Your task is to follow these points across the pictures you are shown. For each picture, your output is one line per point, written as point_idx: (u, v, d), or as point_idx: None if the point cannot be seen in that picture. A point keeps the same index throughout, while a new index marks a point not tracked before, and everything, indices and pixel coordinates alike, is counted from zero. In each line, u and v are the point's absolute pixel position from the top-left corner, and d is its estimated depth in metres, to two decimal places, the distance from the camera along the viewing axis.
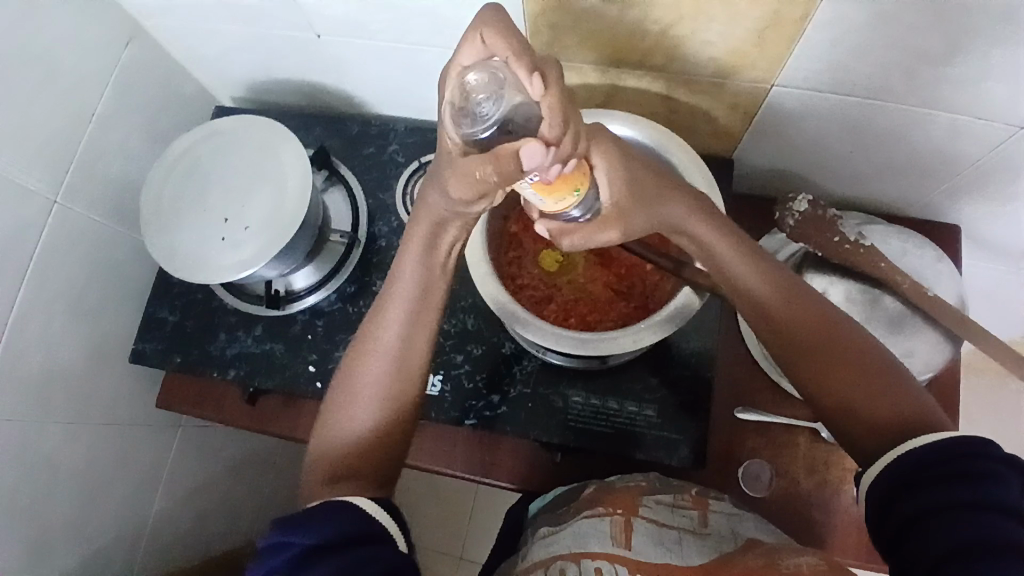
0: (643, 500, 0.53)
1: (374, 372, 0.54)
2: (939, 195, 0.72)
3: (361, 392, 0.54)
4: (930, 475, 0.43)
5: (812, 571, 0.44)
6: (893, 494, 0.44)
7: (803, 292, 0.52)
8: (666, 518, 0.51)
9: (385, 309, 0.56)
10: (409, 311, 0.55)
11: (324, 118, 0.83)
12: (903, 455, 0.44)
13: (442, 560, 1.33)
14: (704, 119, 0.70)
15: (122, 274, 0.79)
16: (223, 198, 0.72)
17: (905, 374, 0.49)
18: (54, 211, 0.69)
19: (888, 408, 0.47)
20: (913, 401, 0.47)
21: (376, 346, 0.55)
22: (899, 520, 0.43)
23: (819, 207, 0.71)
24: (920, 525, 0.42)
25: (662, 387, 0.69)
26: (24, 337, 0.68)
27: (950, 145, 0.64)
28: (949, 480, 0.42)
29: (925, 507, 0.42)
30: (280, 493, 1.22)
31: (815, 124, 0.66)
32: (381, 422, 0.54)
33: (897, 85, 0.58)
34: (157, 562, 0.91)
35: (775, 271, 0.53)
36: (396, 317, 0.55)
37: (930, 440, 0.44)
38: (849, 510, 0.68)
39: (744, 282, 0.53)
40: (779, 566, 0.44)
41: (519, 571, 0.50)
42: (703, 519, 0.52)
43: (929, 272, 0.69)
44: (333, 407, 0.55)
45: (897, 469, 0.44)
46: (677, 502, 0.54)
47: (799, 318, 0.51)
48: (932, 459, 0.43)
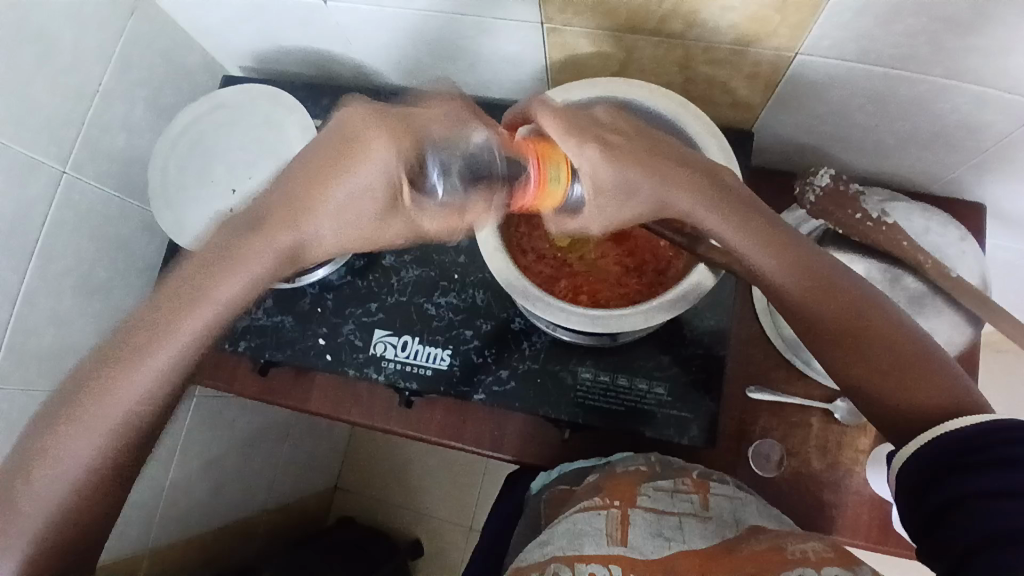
0: (642, 488, 0.52)
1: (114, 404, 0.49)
2: (966, 169, 0.69)
3: (86, 423, 0.48)
4: (960, 463, 0.43)
5: (817, 558, 0.43)
6: (923, 481, 0.44)
7: (822, 279, 0.51)
8: (666, 505, 0.50)
9: (128, 366, 0.49)
10: (158, 374, 0.50)
11: (331, 89, 0.82)
12: (931, 442, 0.44)
13: (453, 528, 1.35)
14: (723, 90, 0.67)
15: (131, 247, 0.79)
16: (229, 169, 0.72)
17: (939, 358, 0.48)
18: (62, 183, 0.69)
19: (919, 395, 0.47)
20: (946, 386, 0.46)
21: (102, 409, 0.49)
22: (932, 509, 0.43)
23: (841, 182, 0.69)
24: (949, 517, 0.42)
25: (673, 365, 0.68)
26: (36, 311, 0.68)
27: (978, 118, 0.61)
28: (985, 467, 0.42)
29: (954, 496, 0.42)
30: (292, 464, 1.25)
31: (838, 95, 0.63)
32: (72, 510, 0.48)
33: (924, 54, 0.55)
34: (169, 529, 0.96)
35: (793, 247, 0.52)
36: (144, 377, 0.49)
37: (960, 425, 0.44)
38: (861, 491, 0.68)
39: (754, 260, 0.53)
40: (784, 550, 0.44)
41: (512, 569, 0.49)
42: (704, 504, 0.51)
43: (952, 252, 0.67)
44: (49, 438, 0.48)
45: (927, 457, 0.44)
46: (677, 487, 0.53)
47: (820, 294, 0.50)
48: (965, 445, 0.43)
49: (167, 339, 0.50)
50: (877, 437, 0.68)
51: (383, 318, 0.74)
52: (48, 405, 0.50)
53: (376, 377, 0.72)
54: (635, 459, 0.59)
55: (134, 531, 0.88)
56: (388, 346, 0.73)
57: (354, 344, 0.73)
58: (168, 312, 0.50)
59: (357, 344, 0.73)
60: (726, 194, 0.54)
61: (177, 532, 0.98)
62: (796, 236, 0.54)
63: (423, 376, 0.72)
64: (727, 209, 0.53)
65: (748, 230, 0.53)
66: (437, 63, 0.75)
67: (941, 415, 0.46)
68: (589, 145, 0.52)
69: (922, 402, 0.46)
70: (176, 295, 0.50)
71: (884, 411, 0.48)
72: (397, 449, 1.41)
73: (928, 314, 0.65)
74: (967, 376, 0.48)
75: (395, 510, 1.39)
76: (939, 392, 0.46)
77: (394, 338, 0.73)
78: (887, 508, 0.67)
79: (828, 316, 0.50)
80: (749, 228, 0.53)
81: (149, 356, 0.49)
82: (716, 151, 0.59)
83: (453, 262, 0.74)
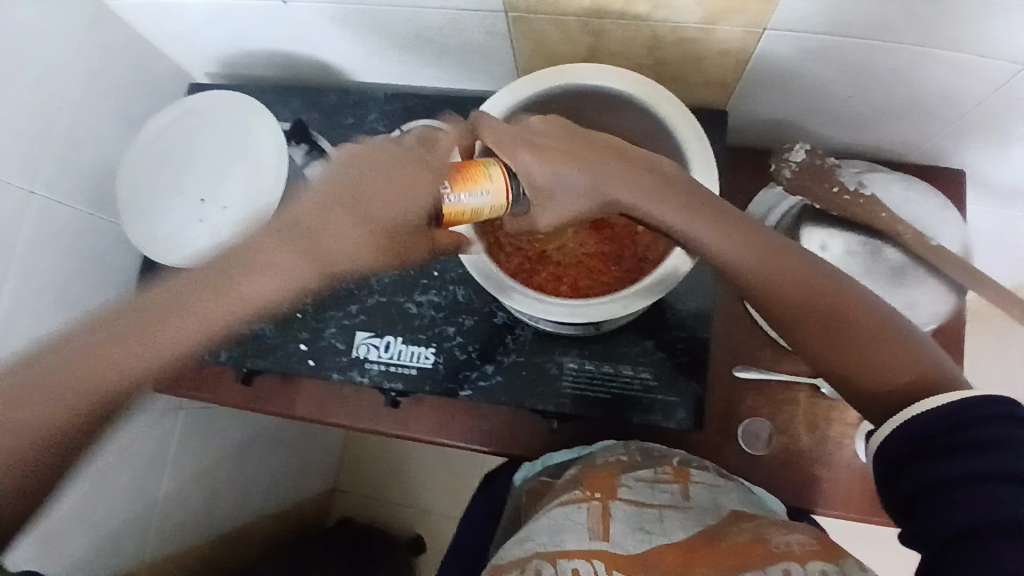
0: (622, 479, 0.52)
1: (203, 320, 0.54)
2: (940, 137, 0.69)
3: (185, 322, 0.54)
4: (936, 443, 0.42)
5: (802, 550, 0.43)
6: (899, 464, 0.44)
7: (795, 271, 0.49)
8: (647, 496, 0.50)
9: (100, 353, 0.52)
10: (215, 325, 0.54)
11: (300, 89, 0.80)
12: (905, 424, 0.44)
13: (453, 523, 1.35)
14: (695, 69, 0.66)
15: (107, 263, 0.78)
16: (198, 178, 0.70)
17: (914, 338, 0.47)
18: (33, 200, 0.68)
19: (889, 374, 0.46)
20: (919, 363, 0.46)
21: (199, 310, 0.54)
22: (909, 489, 0.43)
23: (817, 157, 0.68)
24: (925, 502, 0.42)
25: (658, 351, 0.68)
26: (16, 333, 0.67)
27: (950, 84, 0.61)
28: (959, 451, 0.41)
29: (935, 478, 0.42)
30: (290, 468, 1.25)
31: (810, 68, 0.63)
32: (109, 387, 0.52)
33: (894, 21, 0.55)
34: (167, 541, 0.96)
35: (758, 235, 0.51)
36: (160, 334, 0.53)
37: (931, 407, 0.43)
38: (852, 465, 0.68)
39: (710, 254, 0.51)
40: (768, 543, 0.44)
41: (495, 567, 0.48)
42: (685, 493, 0.51)
43: (932, 221, 0.67)
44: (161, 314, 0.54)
45: (906, 434, 0.43)
46: (658, 476, 0.52)
47: (780, 278, 0.49)
48: (937, 426, 0.43)
49: (128, 329, 0.53)
50: None
51: (365, 320, 0.73)
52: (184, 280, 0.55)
53: (361, 379, 0.72)
54: (612, 450, 0.59)
55: (131, 547, 0.88)
56: (371, 347, 0.72)
57: (337, 348, 0.73)
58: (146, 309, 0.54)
59: (340, 348, 0.73)
60: (673, 184, 0.52)
61: (176, 544, 0.98)
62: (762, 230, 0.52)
63: (409, 375, 0.71)
64: (675, 199, 0.51)
65: (696, 221, 0.51)
66: (404, 57, 0.74)
67: (898, 395, 0.46)
68: (524, 144, 0.51)
69: (879, 386, 0.46)
70: (153, 302, 0.54)
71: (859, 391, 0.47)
72: (392, 448, 1.41)
73: (910, 285, 0.65)
74: (947, 355, 0.47)
75: (394, 508, 1.38)
76: (897, 371, 0.46)
77: (377, 339, 0.72)
78: None
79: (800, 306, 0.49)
80: (698, 214, 0.51)
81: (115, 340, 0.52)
82: (689, 132, 0.59)
83: (431, 260, 0.73)
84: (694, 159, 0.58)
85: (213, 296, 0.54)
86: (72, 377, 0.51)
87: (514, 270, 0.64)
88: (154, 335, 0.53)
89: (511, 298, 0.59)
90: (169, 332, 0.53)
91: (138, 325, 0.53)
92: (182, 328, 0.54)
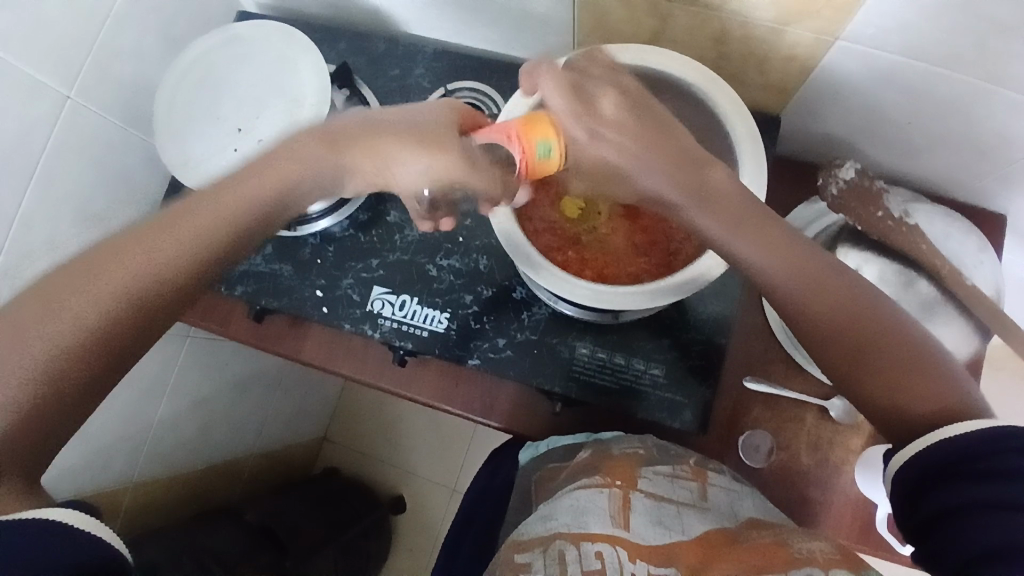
0: (641, 471, 0.51)
1: (199, 233, 0.48)
2: (993, 178, 0.67)
3: (172, 238, 0.48)
4: (964, 467, 0.41)
5: (825, 558, 0.42)
6: (914, 490, 0.43)
7: (837, 289, 0.49)
8: (666, 490, 0.49)
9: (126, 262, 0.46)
10: (231, 224, 0.50)
11: (349, 33, 0.79)
12: (934, 445, 0.42)
13: (435, 488, 1.37)
14: (755, 68, 0.65)
15: (132, 182, 0.77)
16: (236, 109, 0.68)
17: (949, 367, 0.46)
18: (67, 106, 0.67)
19: (917, 398, 0.45)
20: (949, 390, 0.45)
21: (201, 231, 0.48)
22: (925, 514, 0.42)
23: (866, 179, 0.68)
24: (942, 525, 0.41)
25: (672, 349, 0.68)
26: (31, 237, 0.66)
27: (1013, 126, 0.59)
28: (987, 476, 0.40)
29: (953, 502, 0.40)
30: (282, 412, 1.26)
31: (876, 88, 0.61)
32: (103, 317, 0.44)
33: (968, 53, 0.52)
34: (156, 465, 0.97)
35: (797, 250, 0.50)
36: (173, 250, 0.47)
37: (969, 429, 0.41)
38: (847, 492, 0.67)
39: (749, 263, 0.50)
40: (789, 547, 0.43)
41: (513, 542, 0.48)
42: (703, 492, 0.51)
43: (969, 261, 0.65)
44: (153, 244, 0.47)
45: (922, 462, 0.43)
46: (677, 473, 0.53)
47: (816, 294, 0.49)
48: (964, 449, 0.41)
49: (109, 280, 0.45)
50: (869, 439, 0.68)
51: (384, 275, 0.72)
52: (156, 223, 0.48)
53: (372, 333, 0.71)
54: (627, 442, 0.58)
55: (119, 464, 0.89)
56: (386, 303, 0.72)
57: (352, 299, 0.72)
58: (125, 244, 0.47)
59: (355, 299, 0.72)
60: (717, 187, 0.51)
61: (163, 470, 0.99)
62: (805, 243, 0.51)
63: (420, 337, 0.71)
64: (720, 202, 0.50)
65: (740, 231, 0.50)
66: (460, 14, 0.72)
67: (932, 422, 0.44)
68: None
69: (910, 411, 0.45)
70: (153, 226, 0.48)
71: (894, 422, 0.46)
72: (388, 407, 1.42)
73: (937, 324, 0.63)
74: (975, 383, 0.46)
75: (380, 465, 1.40)
76: (932, 398, 0.44)
77: (392, 296, 0.72)
78: (871, 511, 0.67)
79: (842, 327, 0.48)
80: (737, 223, 0.50)
81: (97, 283, 0.45)
82: (745, 122, 0.57)
83: (459, 225, 0.72)
84: (745, 160, 0.56)
85: (229, 217, 0.50)
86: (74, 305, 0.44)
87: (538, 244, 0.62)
88: (142, 281, 0.46)
89: (536, 274, 0.58)
90: (167, 266, 0.47)
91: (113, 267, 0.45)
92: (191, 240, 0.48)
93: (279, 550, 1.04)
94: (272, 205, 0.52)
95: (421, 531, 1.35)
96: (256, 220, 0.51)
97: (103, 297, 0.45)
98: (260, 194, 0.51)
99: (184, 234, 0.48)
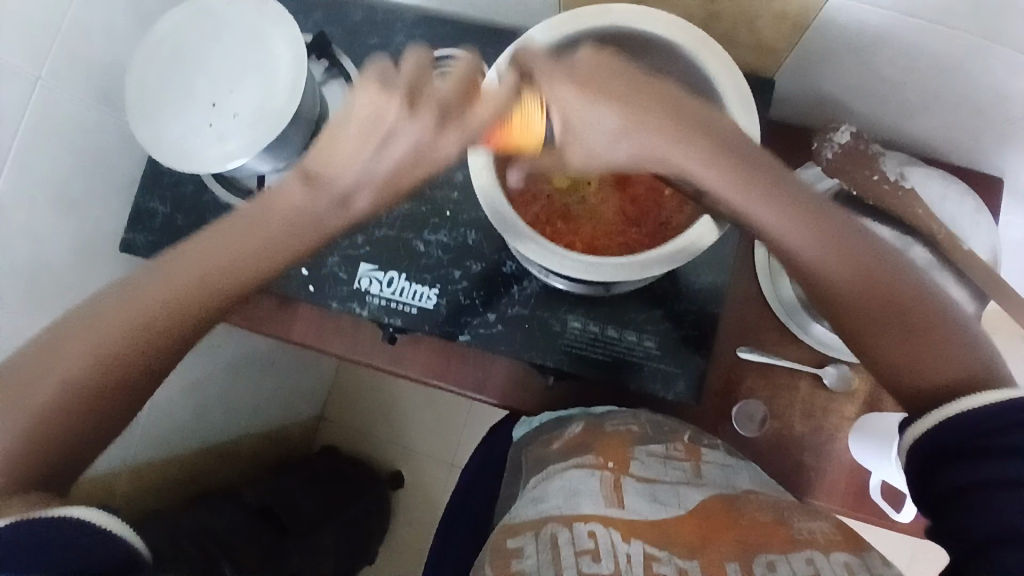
0: (634, 452, 0.51)
1: (205, 277, 0.51)
2: (990, 138, 0.66)
3: (181, 279, 0.51)
4: (978, 445, 0.40)
5: (826, 539, 0.42)
6: (926, 466, 0.42)
7: (856, 254, 0.48)
8: (660, 473, 0.49)
9: (139, 302, 0.50)
10: (231, 269, 0.52)
11: (324, 1, 0.75)
12: (947, 421, 0.42)
13: (433, 463, 1.38)
14: (747, 30, 0.63)
15: (108, 163, 0.75)
16: (209, 82, 0.66)
17: (970, 338, 0.46)
18: (38, 87, 0.64)
19: (932, 367, 0.45)
20: (966, 361, 0.44)
21: (205, 274, 0.51)
22: (938, 492, 0.41)
23: (862, 142, 0.66)
24: (958, 503, 0.40)
25: (665, 320, 0.67)
26: (10, 226, 0.65)
27: (1012, 84, 0.57)
28: (1000, 453, 0.39)
29: (968, 481, 0.40)
30: (277, 393, 1.26)
31: (875, 47, 0.59)
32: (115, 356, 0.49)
33: (968, 11, 0.50)
34: (150, 451, 0.97)
35: (819, 212, 0.49)
36: (181, 289, 0.51)
37: (982, 405, 0.41)
38: (841, 458, 0.67)
39: (763, 227, 0.49)
40: (789, 527, 0.43)
41: (505, 527, 0.46)
42: (696, 470, 0.50)
43: (965, 223, 0.64)
44: (162, 286, 0.51)
45: (934, 442, 0.42)
46: (671, 453, 0.52)
47: (828, 247, 0.48)
48: (977, 425, 0.40)
49: (100, 343, 0.49)
50: (863, 406, 0.68)
51: (370, 252, 0.71)
52: (167, 261, 0.52)
53: (360, 311, 0.70)
54: (621, 418, 0.57)
55: (113, 453, 0.88)
56: (373, 280, 0.71)
57: (338, 277, 0.71)
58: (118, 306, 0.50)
59: (341, 278, 0.71)
60: (726, 138, 0.50)
61: (157, 455, 0.99)
62: (828, 206, 0.50)
63: (409, 313, 0.70)
64: (729, 155, 0.49)
65: (756, 193, 0.49)
66: None
67: (942, 391, 0.44)
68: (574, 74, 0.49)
69: (922, 380, 0.45)
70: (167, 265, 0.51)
71: (905, 388, 0.46)
72: (383, 384, 1.42)
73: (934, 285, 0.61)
74: (998, 354, 0.45)
75: (377, 441, 1.40)
76: (949, 368, 0.44)
77: (380, 272, 0.70)
78: (866, 478, 0.67)
79: (860, 292, 0.47)
80: (751, 183, 0.49)
81: (116, 319, 0.49)
82: (740, 86, 0.55)
83: (445, 199, 0.71)
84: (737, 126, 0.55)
85: (232, 256, 0.52)
86: (89, 341, 0.49)
87: (531, 218, 0.61)
88: (146, 326, 0.50)
89: (525, 247, 0.56)
90: (158, 327, 0.50)
91: (105, 330, 0.49)
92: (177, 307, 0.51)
93: (280, 530, 1.04)
94: (283, 253, 0.53)
95: (421, 506, 1.37)
96: (256, 258, 0.52)
97: (115, 333, 0.49)
98: (260, 235, 0.52)
99: (190, 275, 0.51)
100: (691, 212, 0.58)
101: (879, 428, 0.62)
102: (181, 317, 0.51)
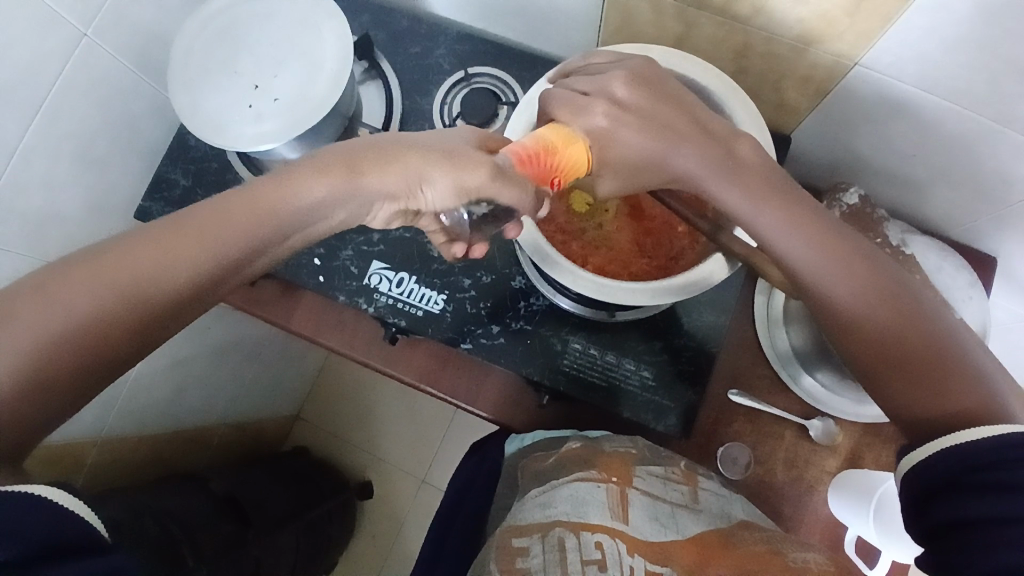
0: (635, 469, 0.52)
1: (207, 247, 0.47)
2: (989, 219, 0.69)
3: (179, 247, 0.46)
4: (973, 480, 0.40)
5: (818, 568, 0.42)
6: (923, 500, 0.43)
7: (867, 279, 0.48)
8: (661, 491, 0.50)
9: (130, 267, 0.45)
10: (236, 240, 0.48)
11: (373, 6, 0.78)
12: (942, 452, 0.42)
13: (405, 477, 1.36)
14: (773, 86, 0.66)
15: (137, 128, 0.76)
16: (254, 66, 0.68)
17: (981, 367, 0.46)
18: (83, 44, 0.66)
19: (941, 393, 0.45)
20: (975, 389, 0.44)
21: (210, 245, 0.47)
22: (933, 524, 0.42)
23: (868, 206, 0.69)
24: (953, 539, 0.40)
25: (663, 353, 0.68)
26: (29, 172, 0.65)
27: (1015, 168, 0.60)
28: (995, 489, 0.39)
29: (962, 515, 0.40)
30: (259, 382, 1.24)
31: (890, 118, 0.62)
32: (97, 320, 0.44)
33: (983, 93, 0.54)
34: (127, 421, 0.95)
35: (831, 232, 0.50)
36: (180, 259, 0.46)
37: (983, 436, 0.41)
38: (819, 511, 0.68)
39: (775, 242, 0.50)
40: (784, 557, 0.43)
41: (508, 527, 0.48)
42: (693, 495, 0.51)
43: (959, 295, 0.65)
44: (159, 252, 0.46)
45: (924, 477, 0.43)
46: (669, 475, 0.53)
47: (846, 271, 0.49)
48: (974, 461, 0.41)
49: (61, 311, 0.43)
50: (844, 460, 0.69)
51: (384, 251, 0.72)
52: (167, 225, 0.47)
53: (366, 307, 0.71)
54: (618, 441, 0.58)
55: (91, 417, 0.87)
56: (383, 279, 0.72)
57: (349, 271, 0.72)
58: (71, 279, 0.44)
59: (352, 272, 0.72)
60: (751, 164, 0.52)
61: (133, 427, 0.97)
62: (840, 227, 0.51)
63: (414, 316, 0.70)
64: (753, 179, 0.51)
65: (769, 206, 0.50)
66: None
67: (947, 419, 0.44)
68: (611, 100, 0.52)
69: (928, 406, 0.45)
70: (162, 231, 0.47)
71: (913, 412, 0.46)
72: (368, 391, 1.41)
73: None
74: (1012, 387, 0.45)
75: (352, 448, 1.39)
76: (957, 396, 0.44)
77: (390, 272, 0.72)
78: (841, 533, 0.68)
79: (870, 315, 0.48)
80: (764, 197, 0.50)
81: (101, 283, 0.44)
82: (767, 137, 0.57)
83: None
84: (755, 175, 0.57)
85: (236, 233, 0.48)
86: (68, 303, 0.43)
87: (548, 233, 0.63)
88: (137, 295, 0.45)
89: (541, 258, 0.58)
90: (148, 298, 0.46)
91: (86, 294, 0.44)
92: (143, 287, 0.45)
93: (243, 522, 1.01)
94: (297, 225, 0.49)
95: (386, 520, 1.34)
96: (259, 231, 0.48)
97: (99, 294, 0.44)
98: (273, 210, 0.48)
99: (191, 245, 0.47)
100: (703, 247, 0.60)
101: (857, 482, 0.64)
102: (178, 287, 0.46)
